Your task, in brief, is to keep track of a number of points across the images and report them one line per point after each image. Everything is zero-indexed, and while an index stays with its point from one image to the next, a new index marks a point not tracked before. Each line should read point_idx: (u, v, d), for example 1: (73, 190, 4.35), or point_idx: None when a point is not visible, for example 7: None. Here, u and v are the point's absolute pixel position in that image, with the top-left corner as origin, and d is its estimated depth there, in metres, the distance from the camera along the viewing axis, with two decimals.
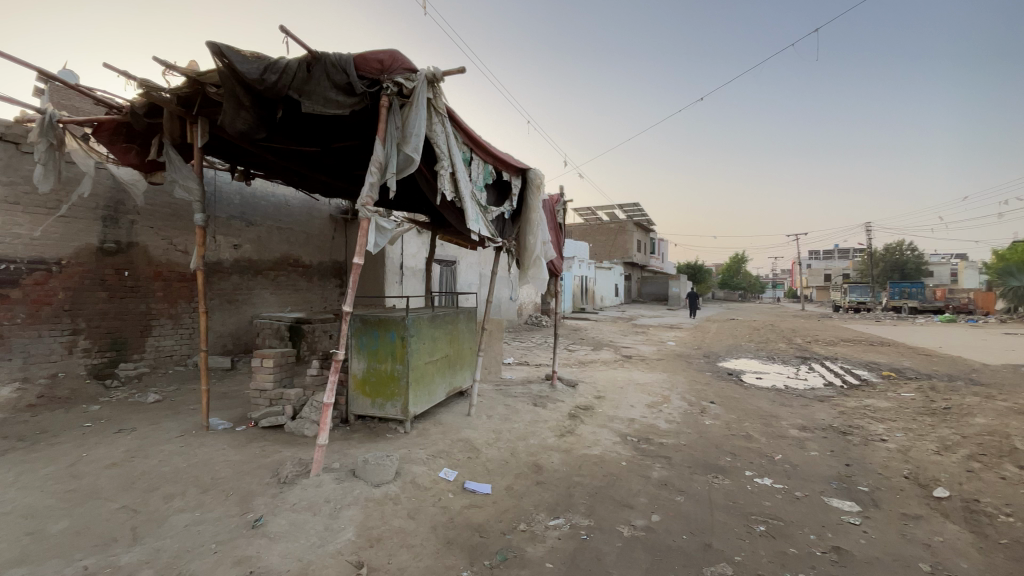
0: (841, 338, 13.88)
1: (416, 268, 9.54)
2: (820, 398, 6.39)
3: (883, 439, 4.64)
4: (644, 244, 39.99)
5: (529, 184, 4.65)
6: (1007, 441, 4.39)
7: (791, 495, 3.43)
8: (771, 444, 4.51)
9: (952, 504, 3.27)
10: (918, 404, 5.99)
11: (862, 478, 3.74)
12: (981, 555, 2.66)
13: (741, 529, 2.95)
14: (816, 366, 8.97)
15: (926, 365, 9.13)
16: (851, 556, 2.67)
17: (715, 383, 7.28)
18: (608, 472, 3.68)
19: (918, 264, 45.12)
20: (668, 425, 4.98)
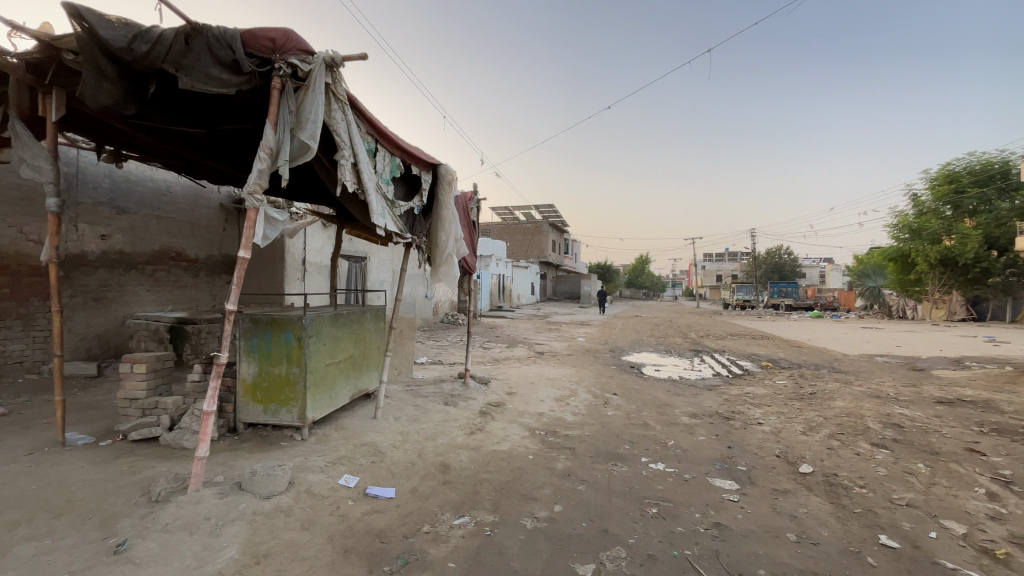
0: (729, 332, 15.33)
1: (321, 264, 9.05)
2: (709, 387, 6.99)
3: (759, 422, 5.17)
4: (558, 245, 41.29)
5: (439, 180, 4.58)
6: (858, 421, 5.08)
7: (681, 478, 3.70)
8: (665, 431, 4.83)
9: (813, 478, 3.72)
10: (788, 390, 6.77)
11: (742, 459, 4.13)
12: (834, 522, 3.04)
13: (636, 512, 3.13)
14: (707, 359, 9.82)
15: (796, 355, 10.36)
16: (731, 530, 2.93)
17: (619, 376, 7.69)
18: (514, 467, 3.73)
19: (794, 267, 51.22)
20: (574, 418, 5.16)
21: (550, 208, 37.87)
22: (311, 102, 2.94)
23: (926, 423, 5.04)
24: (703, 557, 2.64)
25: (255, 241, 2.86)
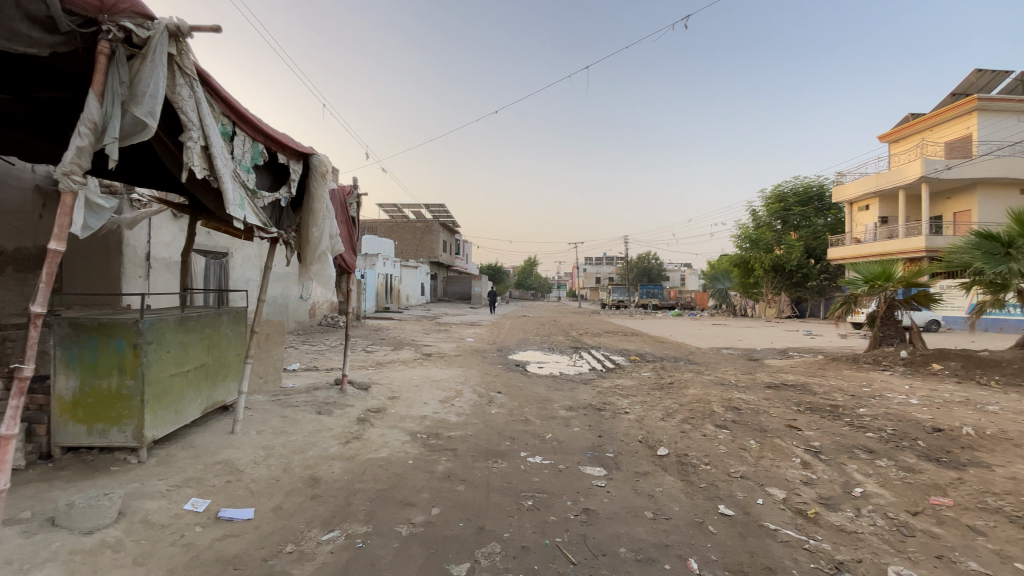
0: (605, 330, 16.62)
1: (170, 260, 7.98)
2: (585, 381, 7.47)
3: (626, 412, 5.66)
4: (449, 245, 41.24)
5: (312, 171, 4.28)
6: (705, 406, 5.79)
7: (556, 469, 3.89)
8: (544, 425, 5.06)
9: (669, 459, 4.15)
10: (652, 380, 7.50)
11: (610, 446, 4.46)
12: (684, 497, 3.42)
13: (512, 506, 3.21)
14: (585, 355, 10.50)
15: (660, 349, 11.52)
16: (598, 514, 3.14)
17: (504, 374, 7.88)
18: (391, 473, 3.62)
19: (661, 270, 57.21)
20: (458, 418, 5.17)
21: (441, 207, 37.57)
22: (150, 74, 2.56)
23: (758, 405, 5.91)
24: (573, 542, 2.80)
25: (72, 230, 2.42)
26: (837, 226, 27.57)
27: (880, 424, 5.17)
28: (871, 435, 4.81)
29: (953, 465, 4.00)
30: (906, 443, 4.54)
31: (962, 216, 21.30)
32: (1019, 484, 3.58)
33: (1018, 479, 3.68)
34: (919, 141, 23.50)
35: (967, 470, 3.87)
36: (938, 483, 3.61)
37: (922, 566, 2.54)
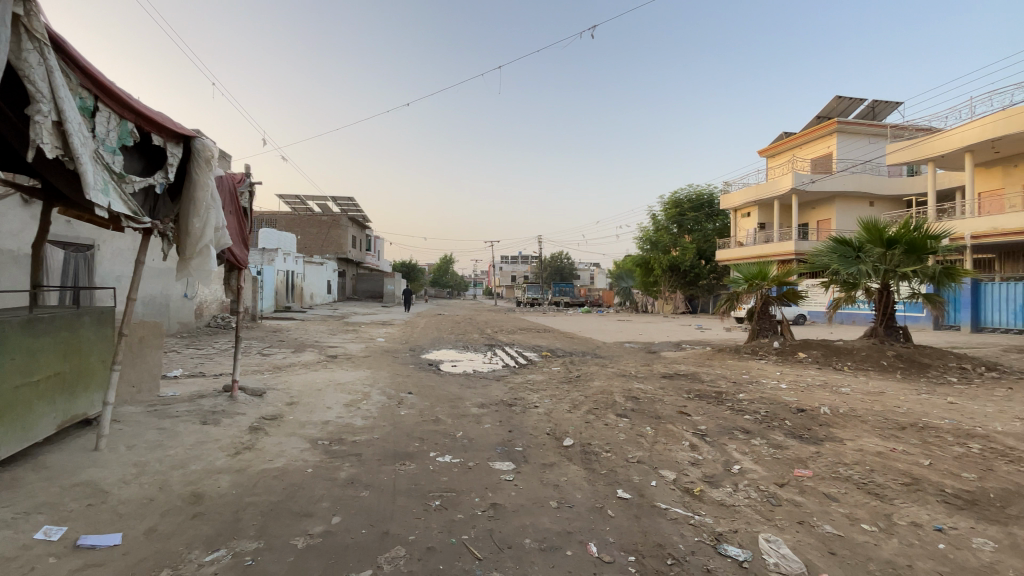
0: (518, 328, 16.94)
1: (16, 252, 6.81)
2: (497, 378, 7.56)
3: (536, 406, 5.81)
4: (359, 241, 39.52)
5: (193, 156, 3.87)
6: (609, 398, 6.13)
7: (465, 466, 3.89)
8: (454, 424, 5.03)
9: (573, 449, 4.33)
10: (561, 375, 7.79)
11: (519, 440, 4.55)
12: (587, 484, 3.58)
13: (419, 508, 3.16)
14: (498, 352, 10.63)
15: (570, 345, 11.99)
16: (505, 508, 3.19)
17: (415, 374, 7.72)
18: (289, 484, 3.39)
19: (573, 270, 59.55)
20: (364, 421, 4.98)
21: (350, 200, 35.79)
22: None
23: (655, 394, 6.38)
24: (479, 538, 2.82)
25: None
26: (724, 232, 30.75)
27: (756, 407, 5.81)
28: (748, 417, 5.39)
29: (812, 441, 4.61)
30: (776, 423, 5.15)
31: (824, 224, 24.65)
32: (861, 454, 4.21)
33: (860, 449, 4.34)
34: (792, 157, 26.66)
35: (822, 444, 4.48)
36: (800, 457, 4.14)
37: (786, 531, 2.89)
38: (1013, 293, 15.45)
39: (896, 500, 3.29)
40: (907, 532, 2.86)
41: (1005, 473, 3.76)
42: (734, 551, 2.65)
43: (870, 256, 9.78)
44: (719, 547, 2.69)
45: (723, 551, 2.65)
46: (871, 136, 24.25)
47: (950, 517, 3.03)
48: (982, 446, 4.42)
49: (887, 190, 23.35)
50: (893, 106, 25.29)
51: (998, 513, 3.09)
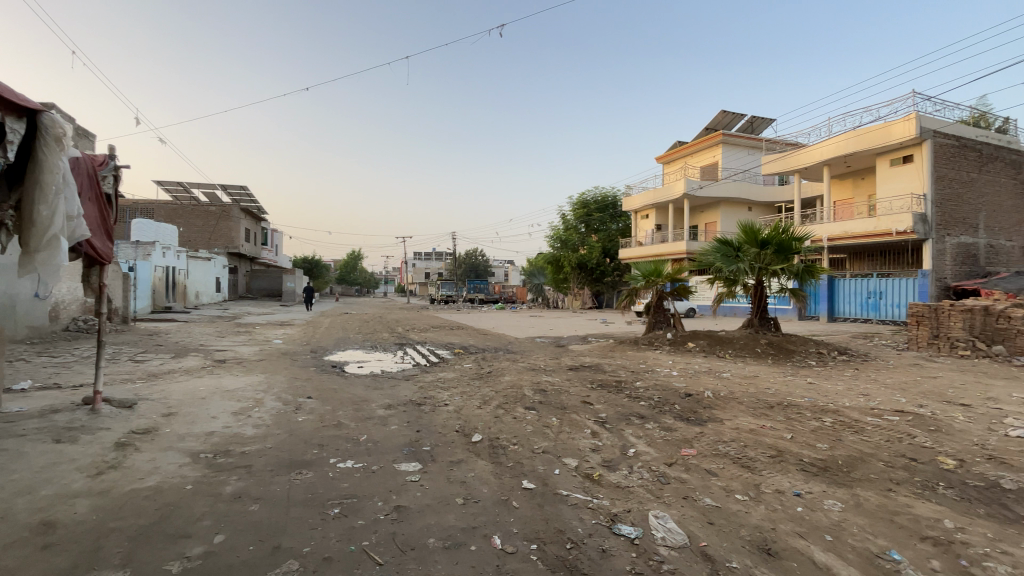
0: (429, 325, 16.71)
1: None
2: (405, 377, 7.38)
3: (445, 404, 5.75)
4: (253, 235, 36.46)
5: (39, 134, 3.31)
6: (518, 391, 6.26)
7: (369, 470, 3.75)
8: (358, 427, 4.82)
9: (481, 444, 4.35)
10: (471, 371, 7.80)
11: (426, 440, 4.48)
12: (493, 478, 3.62)
13: (316, 518, 2.99)
14: (408, 351, 10.38)
15: (481, 341, 12.06)
16: (409, 509, 3.12)
17: (316, 377, 7.29)
18: (164, 503, 3.03)
19: (486, 267, 60.00)
20: (256, 430, 4.59)
21: (242, 189, 32.82)
22: None
23: (561, 386, 6.62)
24: (380, 542, 2.72)
25: None
26: (627, 232, 32.63)
27: (651, 394, 6.27)
28: (645, 403, 5.80)
29: (697, 422, 5.07)
30: (668, 408, 5.60)
31: (711, 226, 27.15)
32: (738, 432, 4.71)
33: (738, 427, 4.85)
34: (684, 164, 29.05)
35: (706, 425, 4.95)
36: (687, 438, 4.53)
37: (673, 506, 3.14)
38: (861, 286, 18.28)
39: (764, 471, 3.73)
40: (773, 499, 3.25)
41: (848, 442, 4.42)
42: (627, 529, 2.83)
43: (747, 255, 10.95)
44: (613, 527, 2.86)
45: (617, 531, 2.82)
46: (749, 148, 27.15)
47: (806, 483, 3.49)
48: (833, 419, 5.16)
49: (763, 197, 26.29)
50: (767, 122, 28.47)
51: (843, 477, 3.62)
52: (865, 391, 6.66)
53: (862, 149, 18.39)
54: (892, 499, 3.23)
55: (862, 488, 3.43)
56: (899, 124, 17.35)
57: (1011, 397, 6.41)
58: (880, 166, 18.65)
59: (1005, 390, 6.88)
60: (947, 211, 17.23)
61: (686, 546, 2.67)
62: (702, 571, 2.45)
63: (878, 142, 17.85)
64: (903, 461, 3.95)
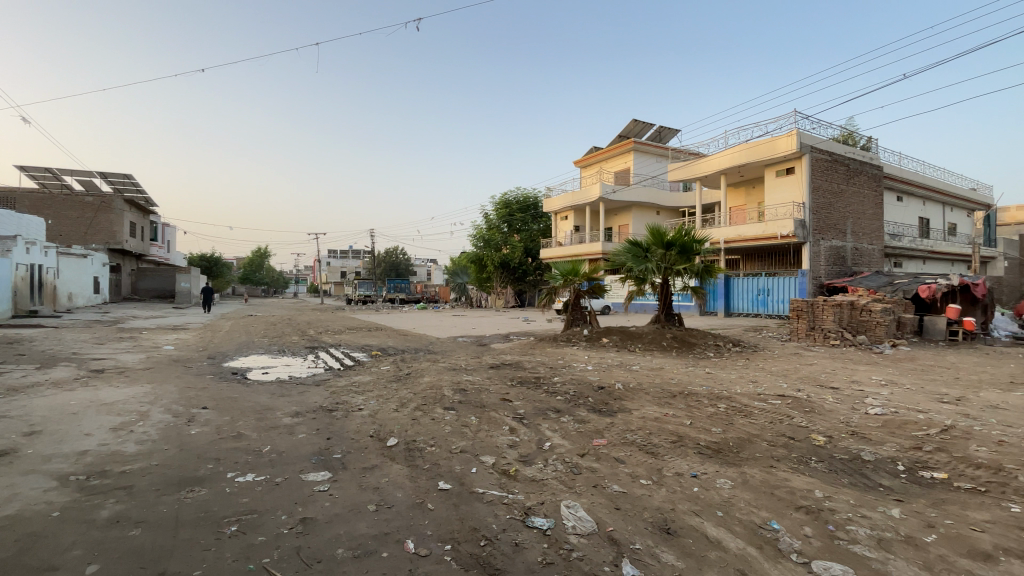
0: (345, 327, 16.02)
1: None
2: (317, 383, 6.99)
3: (359, 408, 5.53)
4: (141, 229, 32.69)
5: None
6: (437, 392, 6.19)
7: (272, 483, 3.50)
8: (262, 438, 4.49)
9: (396, 448, 4.23)
10: (389, 374, 7.58)
11: (338, 447, 4.28)
12: (408, 481, 3.54)
13: (210, 537, 2.74)
14: (321, 354, 9.85)
15: (401, 342, 11.76)
16: (317, 521, 2.96)
17: (214, 385, 6.67)
18: (21, 535, 2.62)
19: (407, 266, 58.67)
20: (140, 447, 4.12)
21: (126, 178, 29.27)
22: None
23: (481, 385, 6.63)
24: (283, 558, 2.55)
25: None
26: (547, 232, 33.38)
27: (567, 388, 6.48)
28: (561, 398, 5.98)
29: (609, 413, 5.32)
30: (583, 401, 5.82)
31: (624, 228, 28.66)
32: (644, 421, 5.01)
33: (645, 417, 5.16)
34: (600, 169, 30.38)
35: (617, 416, 5.21)
36: (599, 429, 4.74)
37: (583, 495, 3.27)
38: (752, 285, 20.26)
39: (667, 456, 4.00)
40: (673, 482, 3.49)
41: (739, 425, 4.88)
42: (540, 521, 2.90)
43: (654, 256, 11.69)
44: (527, 521, 2.91)
45: (530, 523, 2.88)
46: (658, 156, 28.99)
47: (703, 465, 3.79)
48: (727, 405, 5.66)
49: (670, 201, 28.20)
50: (674, 132, 30.53)
51: (734, 457, 3.98)
52: (755, 378, 7.39)
53: (753, 160, 20.36)
54: (773, 475, 3.61)
55: (749, 466, 3.80)
56: (782, 140, 19.42)
57: (869, 380, 7.43)
58: (769, 176, 20.75)
59: (864, 374, 7.97)
60: (821, 217, 19.56)
61: (594, 532, 2.79)
62: (609, 554, 2.58)
63: (766, 155, 19.86)
64: (784, 440, 4.43)
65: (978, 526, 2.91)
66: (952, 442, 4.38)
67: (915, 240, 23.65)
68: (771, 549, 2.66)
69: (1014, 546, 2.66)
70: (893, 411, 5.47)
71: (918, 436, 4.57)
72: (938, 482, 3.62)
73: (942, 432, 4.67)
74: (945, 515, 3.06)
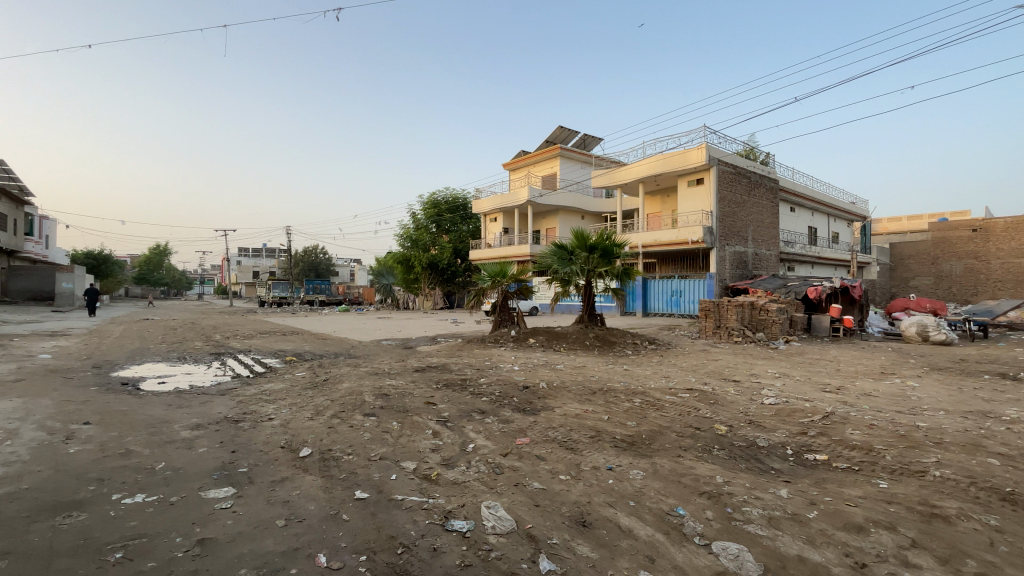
0: (257, 331, 14.94)
1: None
2: (222, 392, 6.44)
3: (270, 418, 5.18)
4: (11, 221, 28.54)
5: None
6: (357, 398, 5.96)
7: (165, 503, 3.17)
8: (155, 454, 4.07)
9: (310, 458, 4.01)
10: (305, 380, 7.17)
11: (244, 460, 3.97)
12: (322, 493, 3.36)
13: (87, 569, 2.42)
14: (228, 361, 9.13)
15: (319, 347, 11.20)
16: (217, 541, 2.72)
17: (98, 398, 5.94)
18: None
19: (328, 265, 56.02)
20: (1, 469, 3.56)
21: None
22: None
23: (404, 389, 6.47)
24: None
25: None
26: (476, 233, 33.48)
27: (492, 389, 6.51)
28: (485, 399, 6.00)
29: (532, 412, 5.41)
30: (507, 401, 5.88)
31: (551, 231, 29.36)
32: (565, 418, 5.17)
33: (566, 414, 5.31)
34: (528, 172, 30.91)
35: (539, 414, 5.31)
36: (522, 428, 4.80)
37: (504, 494, 3.29)
38: (667, 286, 21.61)
39: (585, 451, 4.14)
40: (590, 475, 3.62)
41: (652, 418, 5.17)
42: (459, 524, 2.88)
43: (578, 259, 12.10)
44: (447, 524, 2.88)
45: (450, 527, 2.85)
46: (583, 163, 30.04)
47: (618, 458, 3.97)
48: (642, 400, 5.98)
49: (594, 207, 29.30)
50: (597, 140, 31.78)
51: (646, 449, 4.21)
52: (668, 374, 7.88)
53: (668, 170, 21.68)
54: (681, 464, 3.86)
55: (659, 456, 4.04)
56: (694, 152, 20.82)
57: (766, 373, 8.19)
58: (682, 186, 22.18)
59: (762, 368, 8.78)
60: (727, 225, 21.28)
61: (514, 530, 2.82)
62: (527, 551, 2.61)
63: (680, 165, 21.23)
64: (691, 430, 4.75)
65: (851, 500, 3.29)
66: (832, 427, 4.95)
67: (805, 246, 26.44)
68: (677, 534, 2.83)
69: (878, 516, 3.05)
70: (785, 400, 6.07)
71: (805, 422, 5.11)
72: (820, 464, 4.06)
73: (824, 418, 5.25)
74: (825, 493, 3.44)
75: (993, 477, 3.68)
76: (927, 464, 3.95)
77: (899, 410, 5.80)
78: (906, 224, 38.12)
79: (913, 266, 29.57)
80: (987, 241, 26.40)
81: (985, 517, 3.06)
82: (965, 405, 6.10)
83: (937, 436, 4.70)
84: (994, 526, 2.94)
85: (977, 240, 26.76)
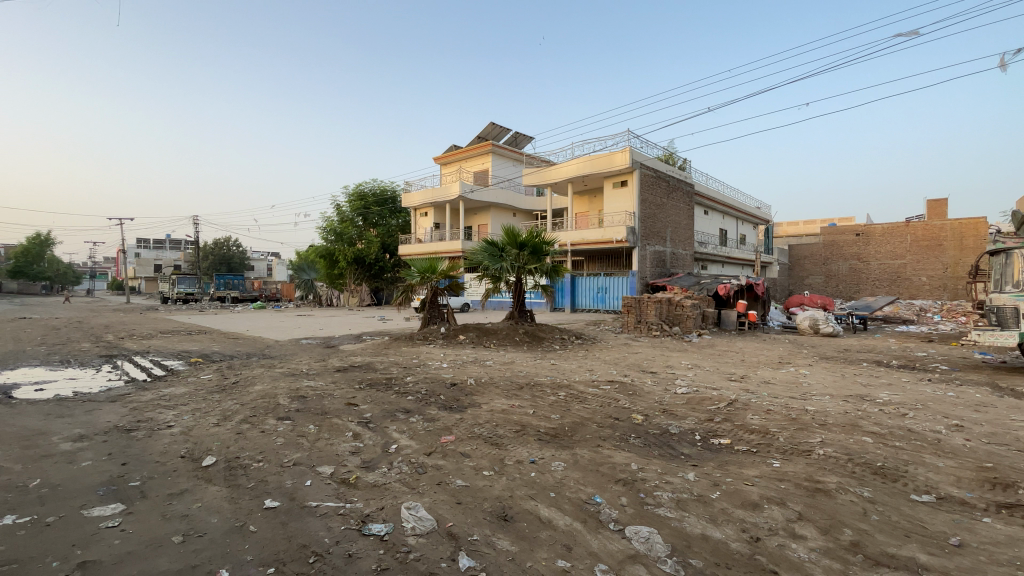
0: (157, 330, 13.62)
1: None
2: (112, 399, 5.80)
3: (168, 426, 4.73)
4: None
5: None
6: (271, 401, 5.61)
7: (39, 525, 2.80)
8: (27, 470, 3.58)
9: (215, 468, 3.72)
10: (212, 384, 6.61)
11: (136, 473, 3.60)
12: (226, 504, 3.12)
13: None
14: (122, 364, 8.23)
15: (230, 347, 10.43)
16: (101, 563, 2.45)
17: None
18: None
19: (242, 259, 52.26)
20: None
21: None
22: None
23: (324, 390, 6.18)
24: None
25: None
26: (405, 227, 32.67)
27: (418, 387, 6.41)
28: (411, 397, 5.89)
29: (459, 409, 5.39)
30: (433, 399, 5.81)
31: (483, 228, 29.27)
32: (491, 414, 5.19)
33: (492, 409, 5.35)
34: (459, 168, 30.65)
35: (466, 411, 5.29)
36: (447, 426, 4.76)
37: (425, 495, 3.24)
38: (593, 283, 22.47)
39: (509, 446, 4.18)
40: (513, 470, 3.67)
41: (575, 411, 5.34)
42: (377, 528, 2.80)
43: (507, 255, 12.20)
44: (363, 529, 2.80)
45: (367, 531, 2.77)
46: (514, 160, 30.35)
47: (541, 451, 4.06)
48: (567, 393, 6.18)
49: (525, 204, 29.66)
50: (529, 138, 32.18)
51: (568, 440, 4.34)
52: (592, 367, 8.20)
53: (596, 171, 22.44)
54: (599, 453, 4.02)
55: (580, 447, 4.17)
56: (620, 154, 21.70)
57: (680, 364, 8.76)
58: (608, 187, 23.05)
59: (677, 359, 9.38)
60: (649, 225, 22.43)
61: (433, 530, 2.79)
62: (446, 550, 2.60)
63: (606, 167, 22.03)
64: (611, 421, 4.97)
65: (748, 480, 3.60)
66: (734, 413, 5.38)
67: (716, 247, 28.47)
68: (594, 522, 2.94)
69: (772, 494, 3.36)
70: (696, 389, 6.52)
71: (712, 409, 5.52)
72: (724, 447, 4.41)
73: (729, 405, 5.70)
74: (727, 474, 3.73)
75: (866, 453, 4.19)
76: (814, 444, 4.41)
77: (792, 395, 6.44)
78: (803, 229, 42.12)
79: (807, 265, 32.67)
80: (868, 244, 30.08)
81: (860, 490, 3.47)
82: (845, 389, 6.90)
83: (823, 418, 5.27)
84: (866, 497, 3.35)
85: (859, 243, 30.36)
